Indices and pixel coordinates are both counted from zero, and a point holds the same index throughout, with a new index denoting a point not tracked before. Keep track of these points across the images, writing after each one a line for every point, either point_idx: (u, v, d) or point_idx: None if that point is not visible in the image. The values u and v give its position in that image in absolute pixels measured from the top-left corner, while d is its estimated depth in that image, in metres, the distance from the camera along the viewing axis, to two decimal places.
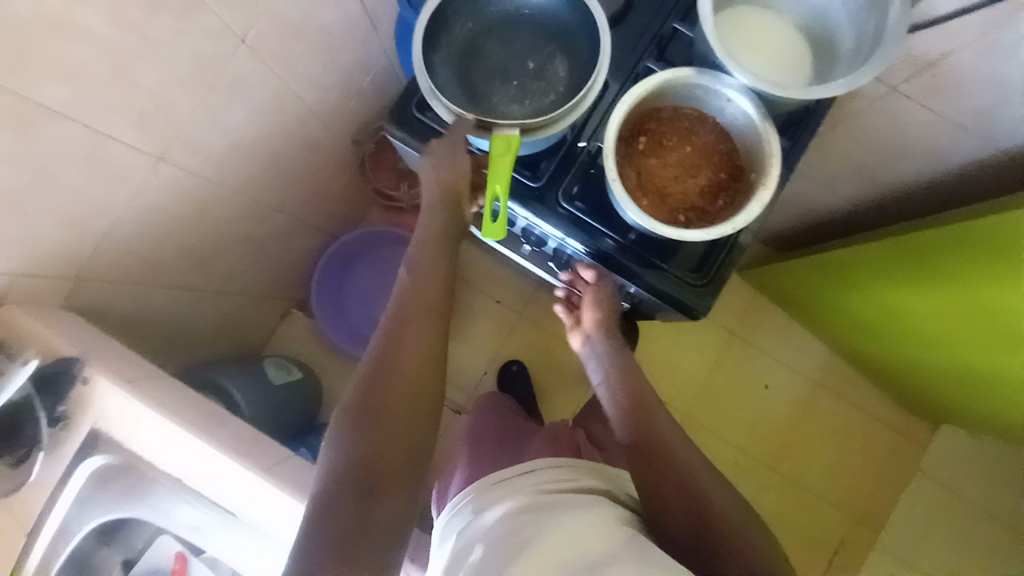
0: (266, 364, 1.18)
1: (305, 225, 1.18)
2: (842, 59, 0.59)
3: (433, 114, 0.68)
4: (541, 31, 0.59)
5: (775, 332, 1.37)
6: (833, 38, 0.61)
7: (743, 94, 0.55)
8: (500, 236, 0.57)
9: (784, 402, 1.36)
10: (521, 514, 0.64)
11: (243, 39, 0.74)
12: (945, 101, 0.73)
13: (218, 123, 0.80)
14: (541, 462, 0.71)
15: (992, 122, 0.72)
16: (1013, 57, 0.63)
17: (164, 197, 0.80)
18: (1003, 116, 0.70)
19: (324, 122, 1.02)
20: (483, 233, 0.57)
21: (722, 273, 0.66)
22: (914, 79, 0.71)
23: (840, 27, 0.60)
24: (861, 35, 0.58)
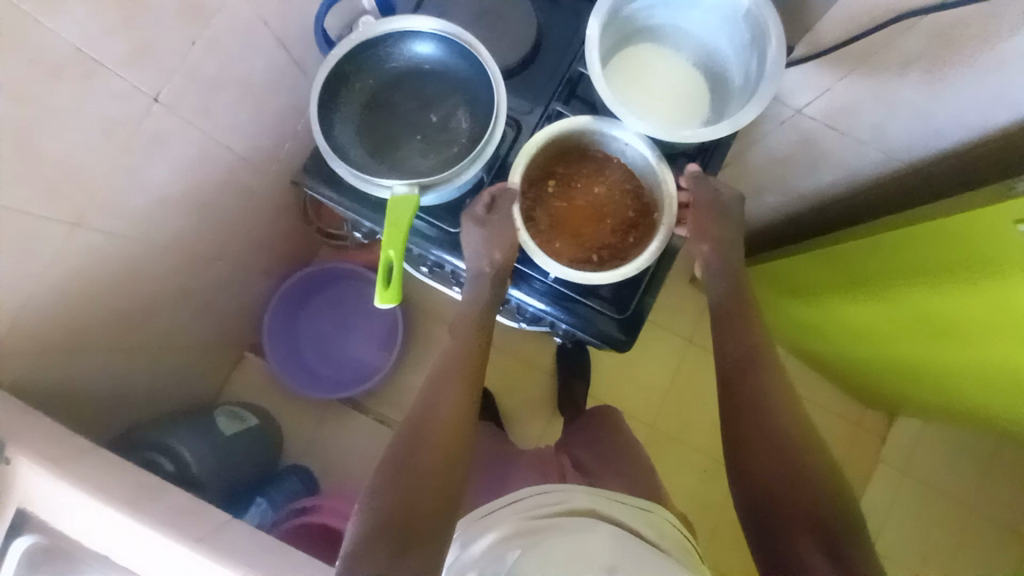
0: (217, 415, 1.14)
1: (247, 268, 1.18)
2: (734, 93, 0.64)
3: None
4: (443, 83, 0.62)
5: None
6: (724, 74, 0.65)
7: (638, 139, 0.61)
8: (393, 301, 0.54)
9: None
10: (518, 540, 0.63)
11: (156, 97, 0.73)
12: (834, 119, 0.79)
13: (138, 183, 0.79)
14: (529, 488, 0.70)
15: (879, 133, 0.78)
16: (892, 75, 0.68)
17: (91, 262, 0.79)
18: (888, 128, 0.77)
19: (259, 168, 1.02)
20: (376, 299, 0.54)
21: (641, 305, 0.69)
22: (817, 101, 0.77)
23: (729, 64, 0.65)
24: (747, 71, 0.63)
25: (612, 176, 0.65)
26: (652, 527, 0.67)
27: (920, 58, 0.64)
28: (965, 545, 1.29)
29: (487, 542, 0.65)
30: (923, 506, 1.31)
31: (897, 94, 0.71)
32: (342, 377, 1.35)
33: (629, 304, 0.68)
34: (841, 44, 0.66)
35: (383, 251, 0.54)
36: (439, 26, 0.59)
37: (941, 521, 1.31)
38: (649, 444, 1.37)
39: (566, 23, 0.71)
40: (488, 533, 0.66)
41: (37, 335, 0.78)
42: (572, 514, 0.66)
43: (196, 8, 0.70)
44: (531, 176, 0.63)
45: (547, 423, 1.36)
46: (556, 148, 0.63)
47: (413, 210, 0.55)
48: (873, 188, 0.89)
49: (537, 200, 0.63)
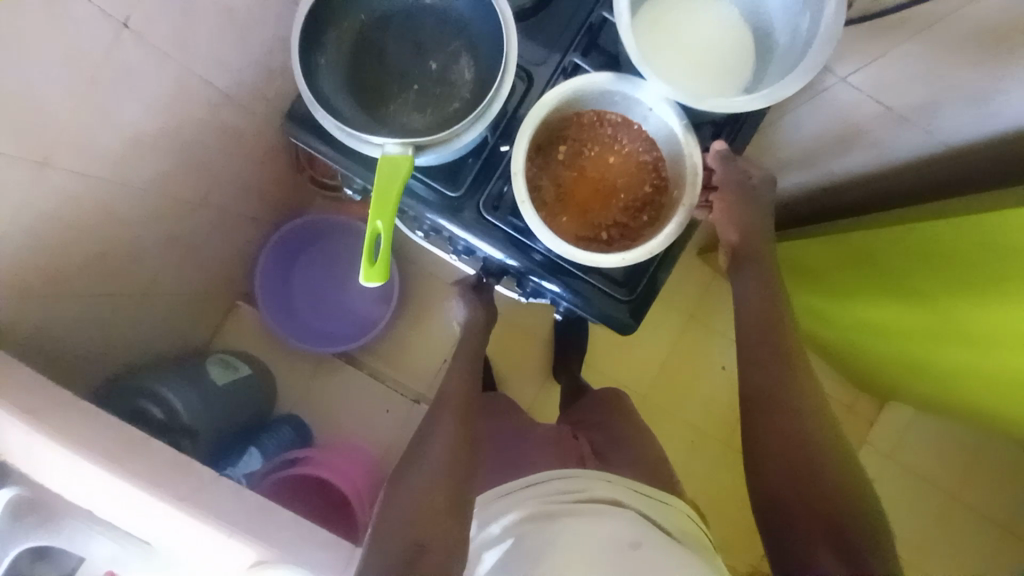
0: (209, 364, 1.14)
1: (235, 215, 1.13)
2: (777, 55, 0.56)
3: None
4: (443, 24, 0.55)
5: (727, 314, 1.37)
6: (767, 31, 0.57)
7: (663, 104, 0.55)
8: (381, 279, 0.52)
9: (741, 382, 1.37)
10: (535, 524, 0.61)
11: (126, 23, 0.66)
12: (874, 93, 0.71)
13: (109, 120, 0.73)
14: (548, 472, 0.66)
15: (927, 113, 0.71)
16: (952, 46, 0.60)
17: (65, 205, 0.75)
18: (939, 108, 0.69)
19: (244, 108, 0.95)
20: (362, 276, 0.51)
21: (648, 287, 0.65)
22: (864, 69, 0.68)
23: (775, 21, 0.56)
24: (794, 33, 0.55)
25: (631, 146, 0.59)
26: (676, 522, 0.65)
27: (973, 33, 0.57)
28: (951, 531, 1.29)
29: (506, 522, 0.64)
30: (914, 492, 1.31)
31: (949, 73, 0.63)
32: (335, 331, 1.34)
33: (635, 286, 0.64)
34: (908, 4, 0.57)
35: (369, 222, 0.49)
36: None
37: (929, 507, 1.30)
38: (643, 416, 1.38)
39: None
40: (507, 514, 0.64)
41: (13, 281, 0.75)
42: (592, 503, 0.62)
43: None
44: (539, 139, 0.57)
45: (541, 388, 1.36)
46: (569, 106, 0.57)
47: (405, 174, 0.50)
48: (906, 173, 0.83)
49: (544, 169, 0.58)
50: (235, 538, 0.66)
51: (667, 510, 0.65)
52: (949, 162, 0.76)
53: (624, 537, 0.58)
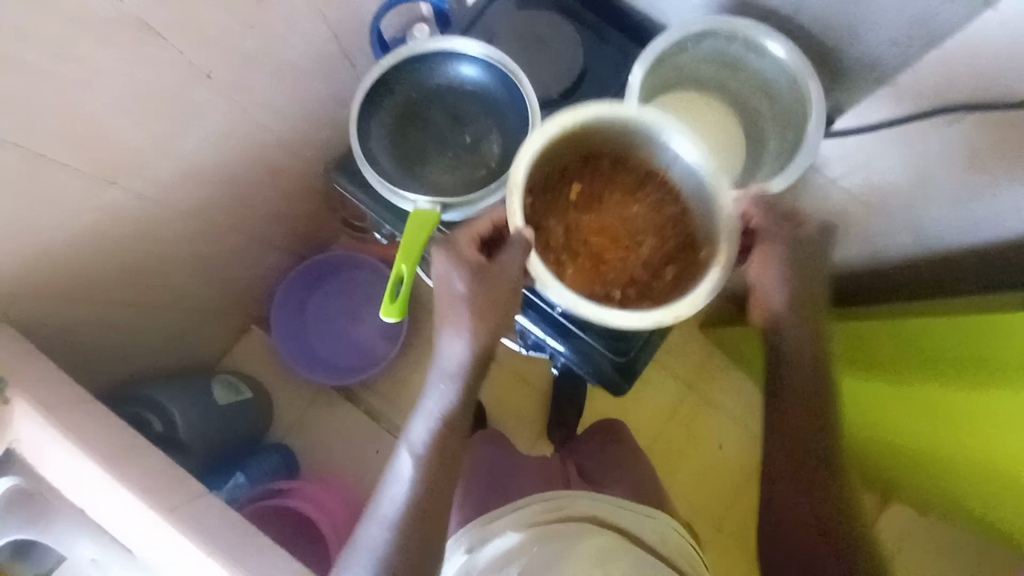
0: (213, 381, 1.17)
1: (265, 242, 1.22)
2: (767, 155, 0.66)
3: None
4: (480, 103, 0.63)
5: (727, 388, 1.38)
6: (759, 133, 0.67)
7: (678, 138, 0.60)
8: (397, 317, 0.56)
9: (738, 457, 1.36)
10: (531, 543, 0.67)
11: (208, 74, 0.79)
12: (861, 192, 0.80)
13: (174, 149, 0.84)
14: (534, 495, 0.74)
15: (916, 218, 0.78)
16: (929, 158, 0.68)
17: (112, 214, 0.83)
18: (927, 214, 0.76)
19: (293, 149, 1.07)
20: (381, 313, 0.55)
21: (642, 353, 0.69)
22: (853, 172, 0.77)
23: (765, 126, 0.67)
24: (782, 139, 0.65)
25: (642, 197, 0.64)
26: (657, 532, 0.72)
27: (936, 152, 0.66)
28: None
29: (502, 545, 0.68)
30: None
31: (918, 172, 0.71)
32: (338, 364, 1.37)
33: (630, 348, 0.68)
34: (905, 120, 0.65)
35: (395, 263, 0.54)
36: (485, 53, 0.61)
37: None
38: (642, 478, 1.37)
39: (610, 59, 0.72)
40: (503, 536, 0.69)
41: (53, 278, 0.82)
42: (578, 520, 0.70)
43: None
44: (546, 176, 0.62)
45: (535, 439, 1.35)
46: (572, 141, 0.62)
47: (432, 226, 0.57)
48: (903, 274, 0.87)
49: (553, 213, 0.63)
50: (209, 559, 0.66)
51: (648, 523, 0.72)
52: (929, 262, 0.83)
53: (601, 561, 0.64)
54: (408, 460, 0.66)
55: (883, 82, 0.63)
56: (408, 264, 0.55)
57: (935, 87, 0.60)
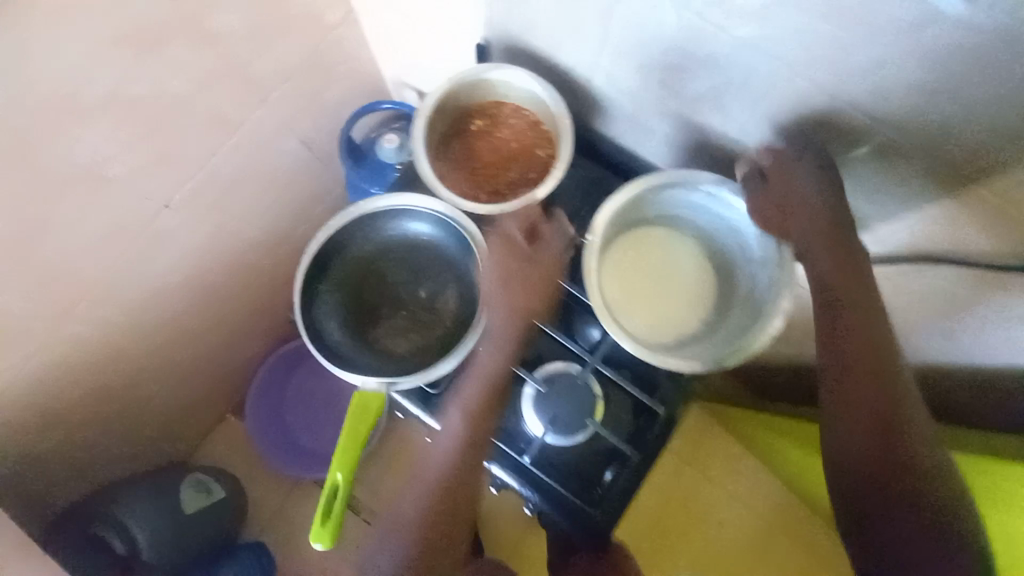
0: (182, 485, 1.13)
1: (244, 336, 1.20)
2: (697, 320, 0.66)
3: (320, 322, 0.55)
4: (437, 257, 0.59)
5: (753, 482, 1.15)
6: (692, 289, 0.68)
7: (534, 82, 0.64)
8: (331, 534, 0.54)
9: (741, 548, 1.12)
10: None
11: (167, 203, 0.78)
12: (907, 302, 0.69)
13: (139, 273, 0.82)
14: None
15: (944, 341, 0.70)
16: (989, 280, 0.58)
17: (76, 343, 0.81)
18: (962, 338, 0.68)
19: (269, 250, 1.06)
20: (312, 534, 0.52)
21: (617, 503, 0.65)
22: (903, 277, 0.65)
23: (739, 269, 0.67)
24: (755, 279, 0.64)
25: (526, 132, 0.67)
26: None
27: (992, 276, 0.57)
28: None
29: None
30: None
31: (934, 294, 0.65)
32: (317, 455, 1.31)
33: (604, 497, 0.65)
34: (889, 259, 0.64)
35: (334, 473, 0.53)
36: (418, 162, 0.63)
37: None
38: None
39: (579, 188, 0.74)
40: None
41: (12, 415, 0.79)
42: None
43: (220, 124, 0.78)
44: (457, 100, 0.67)
45: None
46: (465, 85, 0.65)
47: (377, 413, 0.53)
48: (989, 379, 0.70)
49: (463, 111, 0.68)
50: None
51: None
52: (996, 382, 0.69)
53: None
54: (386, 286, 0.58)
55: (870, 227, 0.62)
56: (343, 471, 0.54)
57: (907, 239, 0.61)
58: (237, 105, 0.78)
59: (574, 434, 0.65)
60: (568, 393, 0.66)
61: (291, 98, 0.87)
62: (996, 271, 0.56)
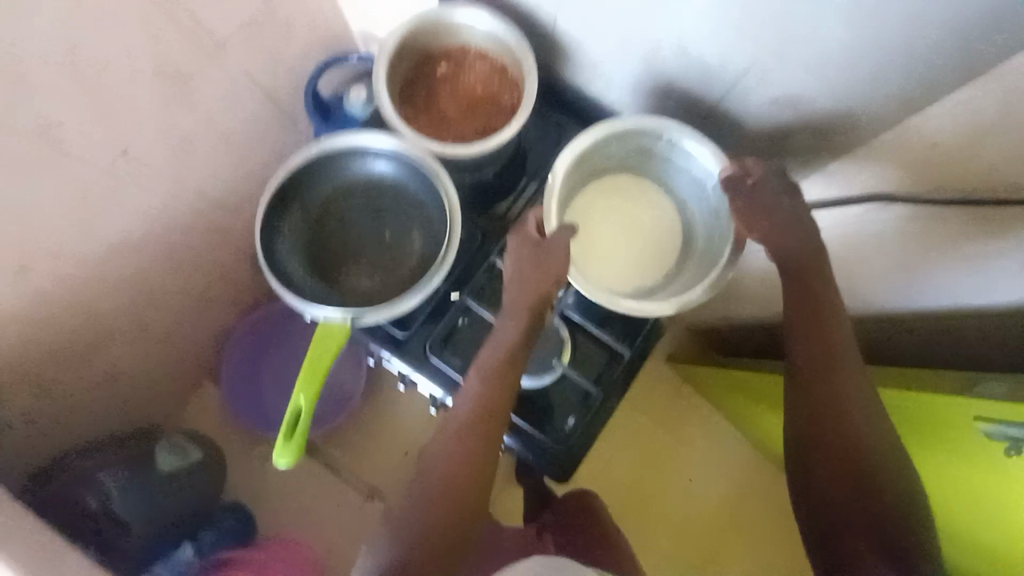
0: (157, 448, 1.12)
1: (212, 301, 1.17)
2: (655, 272, 0.70)
3: (282, 256, 0.55)
4: (401, 200, 0.58)
5: (700, 427, 1.41)
6: (651, 243, 0.71)
7: (497, 24, 0.62)
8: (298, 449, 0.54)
9: (702, 488, 1.39)
10: None
11: (124, 151, 0.75)
12: (842, 254, 0.72)
13: (93, 230, 0.79)
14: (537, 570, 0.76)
15: (883, 288, 0.73)
16: (902, 227, 0.60)
17: (31, 300, 0.79)
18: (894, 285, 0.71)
19: (234, 211, 1.03)
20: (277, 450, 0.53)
21: (582, 438, 0.68)
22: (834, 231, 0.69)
23: (697, 222, 0.71)
24: (710, 236, 0.68)
25: (492, 77, 0.65)
26: None
27: (912, 226, 0.59)
28: None
29: None
30: None
31: (863, 244, 0.68)
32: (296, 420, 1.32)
33: (571, 436, 0.68)
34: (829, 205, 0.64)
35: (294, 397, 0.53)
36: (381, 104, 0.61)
37: None
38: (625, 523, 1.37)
39: (548, 136, 0.74)
40: None
41: None
42: None
43: (172, 74, 0.74)
44: (420, 42, 0.65)
45: (502, 490, 1.39)
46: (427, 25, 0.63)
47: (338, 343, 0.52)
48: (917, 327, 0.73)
49: (427, 57, 0.66)
50: None
51: None
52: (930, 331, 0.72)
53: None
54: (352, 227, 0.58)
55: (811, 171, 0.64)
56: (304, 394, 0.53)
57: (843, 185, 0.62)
58: (188, 53, 0.74)
59: (540, 375, 0.68)
60: (537, 337, 0.69)
61: (248, 47, 0.82)
62: (910, 212, 0.57)
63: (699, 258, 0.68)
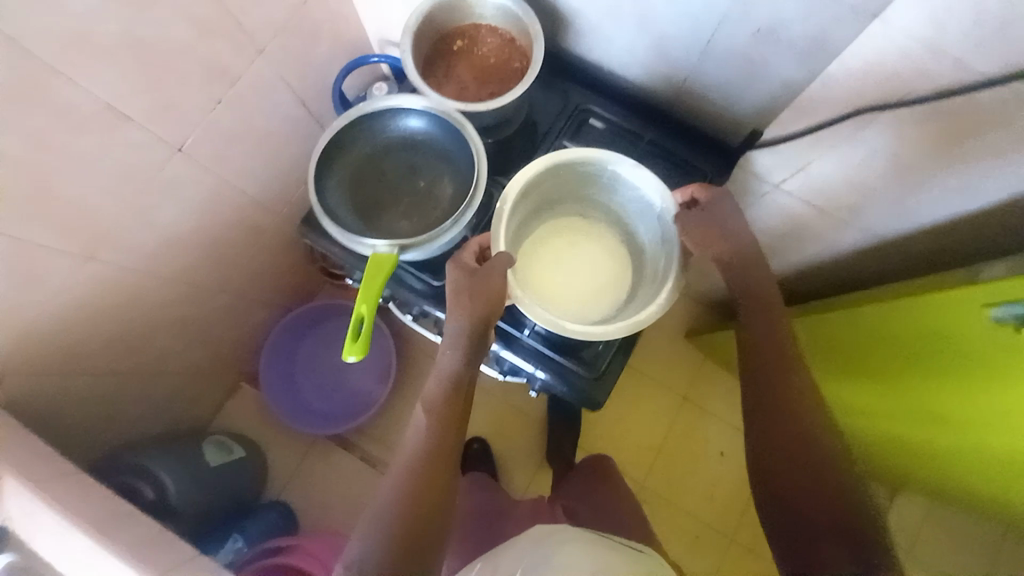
0: (205, 443, 1.18)
1: (249, 301, 1.24)
2: (612, 301, 0.75)
3: (332, 206, 0.62)
4: (432, 153, 0.65)
5: (723, 400, 1.43)
6: (607, 272, 0.76)
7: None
8: (362, 354, 0.56)
9: (733, 467, 1.40)
10: None
11: (179, 147, 0.84)
12: (807, 196, 0.82)
13: (150, 221, 0.87)
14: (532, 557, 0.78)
15: (860, 217, 0.81)
16: (853, 153, 0.70)
17: (98, 287, 0.86)
18: (866, 212, 0.79)
19: (269, 210, 1.12)
20: (344, 353, 0.54)
21: (615, 366, 0.72)
22: (792, 178, 0.80)
23: (648, 257, 0.76)
24: (657, 267, 0.74)
25: (504, 48, 0.73)
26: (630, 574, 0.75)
27: (870, 152, 0.68)
28: None
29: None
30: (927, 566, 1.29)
31: (824, 181, 0.77)
32: (332, 414, 1.37)
33: (601, 365, 0.72)
34: (783, 138, 0.73)
35: (356, 306, 0.56)
36: (409, 74, 0.69)
37: None
38: (654, 504, 1.39)
39: (556, 100, 0.81)
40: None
41: (34, 354, 0.83)
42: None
43: (219, 74, 0.83)
44: (439, 23, 0.73)
45: (534, 474, 1.41)
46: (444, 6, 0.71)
47: (388, 269, 0.57)
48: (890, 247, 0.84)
49: (444, 35, 0.74)
50: None
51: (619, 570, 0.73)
52: (904, 243, 0.82)
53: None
54: (391, 180, 0.65)
55: (767, 122, 0.72)
56: (367, 305, 0.56)
57: (794, 125, 0.70)
58: (235, 56, 0.83)
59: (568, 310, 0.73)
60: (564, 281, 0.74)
61: (282, 51, 0.92)
62: (858, 135, 0.67)
63: (650, 282, 0.73)
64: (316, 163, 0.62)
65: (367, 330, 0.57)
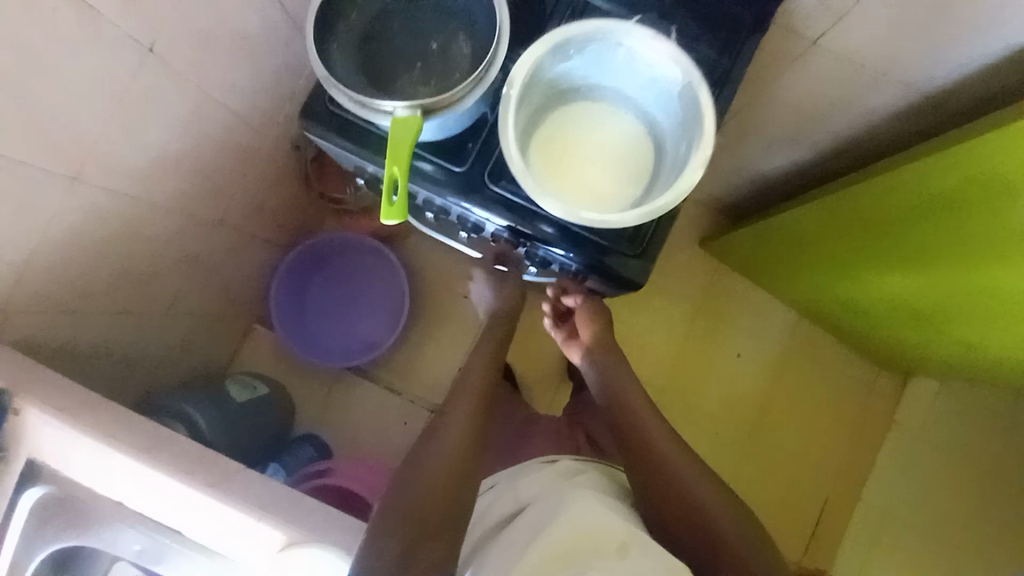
0: (228, 385, 1.16)
1: (250, 237, 1.18)
2: (632, 190, 0.68)
3: (340, 73, 0.57)
4: (442, 11, 0.61)
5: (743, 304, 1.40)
6: (626, 160, 0.68)
7: None
8: (400, 219, 0.57)
9: (753, 369, 1.39)
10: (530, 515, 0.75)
11: (151, 48, 0.73)
12: (847, 51, 0.76)
13: (138, 140, 0.79)
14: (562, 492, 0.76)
15: (906, 67, 0.75)
16: None
17: (94, 217, 0.80)
18: (912, 60, 0.73)
19: (257, 131, 1.03)
20: (382, 217, 0.56)
21: (653, 244, 0.71)
22: (836, 26, 0.72)
23: (668, 147, 0.68)
24: (677, 155, 0.66)
25: None
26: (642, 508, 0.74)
27: None
28: None
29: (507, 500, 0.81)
30: None
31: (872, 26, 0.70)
32: (349, 348, 1.35)
33: (641, 243, 0.70)
34: None
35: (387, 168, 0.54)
36: None
37: None
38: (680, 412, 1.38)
39: None
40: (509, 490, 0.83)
41: (40, 293, 0.79)
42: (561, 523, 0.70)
43: None
44: None
45: (557, 390, 1.42)
46: None
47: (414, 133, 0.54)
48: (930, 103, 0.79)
49: None
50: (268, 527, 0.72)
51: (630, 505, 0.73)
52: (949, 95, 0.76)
53: (615, 538, 0.65)
54: (401, 45, 0.61)
55: None
56: (400, 167, 0.54)
57: None
58: None
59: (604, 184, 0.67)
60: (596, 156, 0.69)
61: None
62: None
63: (673, 169, 0.66)
64: (315, 25, 0.56)
65: (404, 193, 0.56)
